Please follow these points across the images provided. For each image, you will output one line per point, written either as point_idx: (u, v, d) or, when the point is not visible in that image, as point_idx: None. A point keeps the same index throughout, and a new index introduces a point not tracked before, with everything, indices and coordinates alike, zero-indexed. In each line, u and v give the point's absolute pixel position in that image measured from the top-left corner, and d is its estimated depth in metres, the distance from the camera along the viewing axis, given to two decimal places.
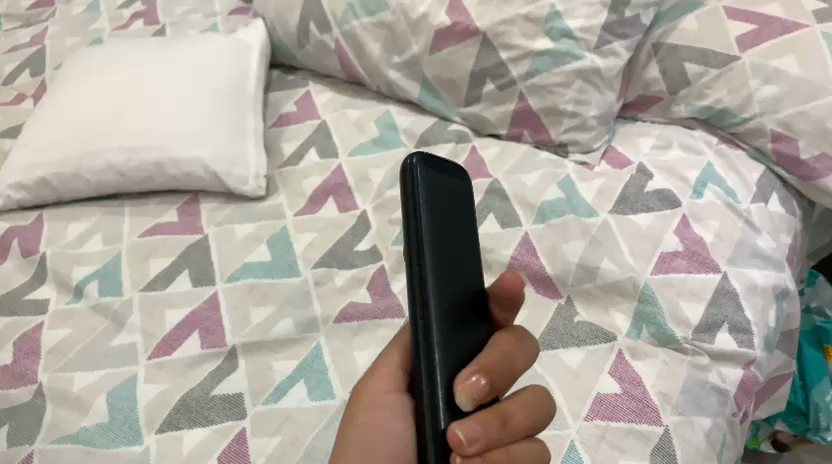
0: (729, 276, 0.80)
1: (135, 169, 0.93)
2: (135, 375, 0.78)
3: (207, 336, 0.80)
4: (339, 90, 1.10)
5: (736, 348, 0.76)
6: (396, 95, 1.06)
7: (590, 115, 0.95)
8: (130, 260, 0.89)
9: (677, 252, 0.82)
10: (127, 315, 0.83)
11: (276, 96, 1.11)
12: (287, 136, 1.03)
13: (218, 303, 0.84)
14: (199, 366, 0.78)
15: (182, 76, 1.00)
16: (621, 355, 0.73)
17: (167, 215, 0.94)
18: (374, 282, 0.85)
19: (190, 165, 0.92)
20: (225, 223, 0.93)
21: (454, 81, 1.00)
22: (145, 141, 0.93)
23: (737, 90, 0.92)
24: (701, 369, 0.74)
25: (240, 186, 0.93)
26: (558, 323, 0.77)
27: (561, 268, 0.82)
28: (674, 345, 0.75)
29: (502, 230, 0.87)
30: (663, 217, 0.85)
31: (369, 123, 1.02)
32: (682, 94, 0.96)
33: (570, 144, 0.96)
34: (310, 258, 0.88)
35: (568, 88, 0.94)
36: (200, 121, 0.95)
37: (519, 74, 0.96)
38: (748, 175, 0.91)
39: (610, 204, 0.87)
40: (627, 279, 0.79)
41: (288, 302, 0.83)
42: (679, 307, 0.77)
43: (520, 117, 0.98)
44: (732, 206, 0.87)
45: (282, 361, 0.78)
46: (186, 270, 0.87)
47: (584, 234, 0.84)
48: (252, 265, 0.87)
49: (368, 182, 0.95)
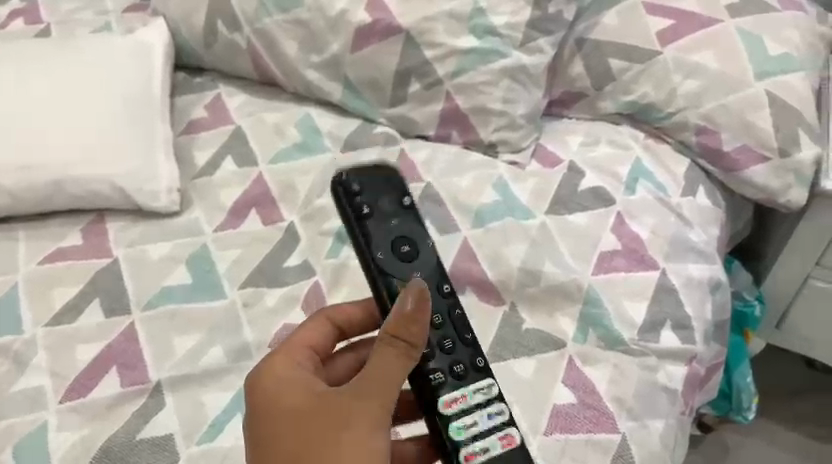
0: (667, 273, 0.81)
1: (28, 189, 0.83)
2: (45, 424, 0.68)
3: (127, 372, 0.72)
4: (253, 92, 1.03)
5: (679, 345, 0.77)
6: (315, 96, 0.99)
7: (518, 114, 0.93)
8: (30, 292, 0.79)
9: (616, 251, 0.81)
10: (31, 355, 0.73)
11: (183, 101, 1.02)
12: (199, 144, 0.95)
13: (136, 334, 0.75)
14: (120, 407, 0.70)
15: (77, 79, 0.89)
16: (572, 362, 0.72)
17: (70, 238, 0.84)
18: (308, 299, 0.79)
19: (95, 183, 0.84)
20: (138, 244, 0.84)
21: (377, 81, 0.95)
22: (39, 157, 0.84)
23: (661, 84, 0.92)
24: (651, 369, 0.74)
25: (150, 202, 0.85)
26: (506, 332, 0.75)
27: (505, 273, 0.79)
28: (622, 347, 0.74)
29: (439, 237, 0.83)
30: (599, 215, 0.85)
31: (289, 127, 0.96)
32: (609, 90, 0.95)
33: (500, 143, 0.94)
34: (237, 278, 0.81)
35: (494, 87, 0.92)
36: (102, 133, 0.86)
37: (445, 73, 0.92)
38: (676, 170, 0.92)
39: (546, 204, 0.86)
40: (571, 282, 0.78)
41: (216, 328, 0.76)
42: (623, 307, 0.77)
43: (448, 116, 0.94)
44: (665, 201, 0.87)
45: (214, 394, 0.71)
46: (97, 299, 0.78)
47: (526, 237, 0.81)
48: (172, 290, 0.79)
49: (295, 191, 0.89)
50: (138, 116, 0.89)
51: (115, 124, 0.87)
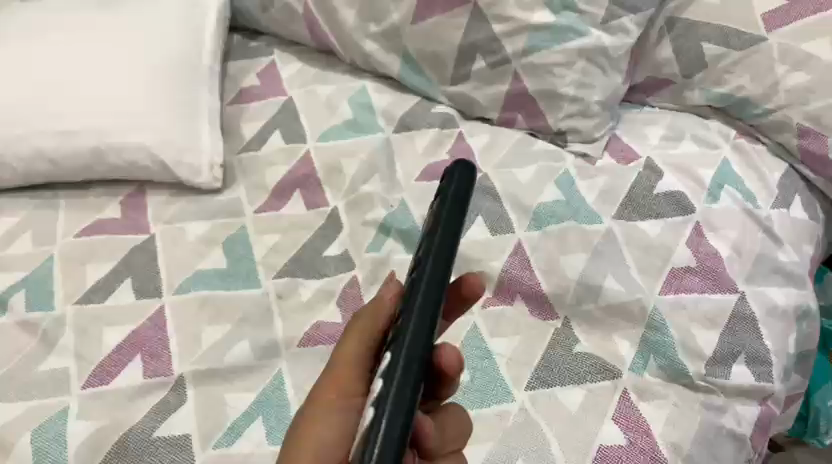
0: (747, 298, 0.71)
1: (69, 157, 0.80)
2: (66, 409, 0.66)
3: (151, 362, 0.69)
4: (308, 60, 0.97)
5: (753, 383, 0.68)
6: (371, 68, 0.92)
7: (593, 101, 0.83)
8: (64, 266, 0.76)
9: (690, 268, 0.72)
10: (59, 333, 0.71)
11: (236, 66, 0.97)
12: (248, 116, 0.90)
13: (165, 320, 0.72)
14: (141, 397, 0.67)
15: (123, 42, 0.85)
16: (626, 396, 0.65)
17: (109, 210, 0.82)
18: (345, 296, 0.74)
19: (133, 153, 0.80)
20: (176, 221, 0.80)
21: (438, 56, 0.87)
22: (78, 123, 0.80)
23: (761, 76, 0.81)
24: (717, 411, 0.65)
25: (192, 177, 0.81)
26: (555, 355, 0.68)
27: (559, 285, 0.71)
28: (686, 381, 0.66)
29: (492, 238, 0.75)
30: (674, 225, 0.75)
31: (341, 102, 0.90)
32: (697, 79, 0.84)
33: (569, 132, 0.85)
34: (273, 266, 0.76)
35: (568, 69, 0.83)
36: (143, 100, 0.82)
37: (514, 51, 0.83)
38: (769, 175, 0.81)
39: (616, 208, 0.77)
40: (635, 302, 0.69)
41: (246, 320, 0.72)
42: (691, 335, 0.68)
43: (514, 99, 0.86)
44: (752, 213, 0.76)
45: (237, 393, 0.67)
46: (129, 279, 0.75)
47: (587, 246, 0.73)
48: (205, 274, 0.75)
49: (341, 174, 0.83)
50: (181, 84, 0.84)
51: (156, 91, 0.83)
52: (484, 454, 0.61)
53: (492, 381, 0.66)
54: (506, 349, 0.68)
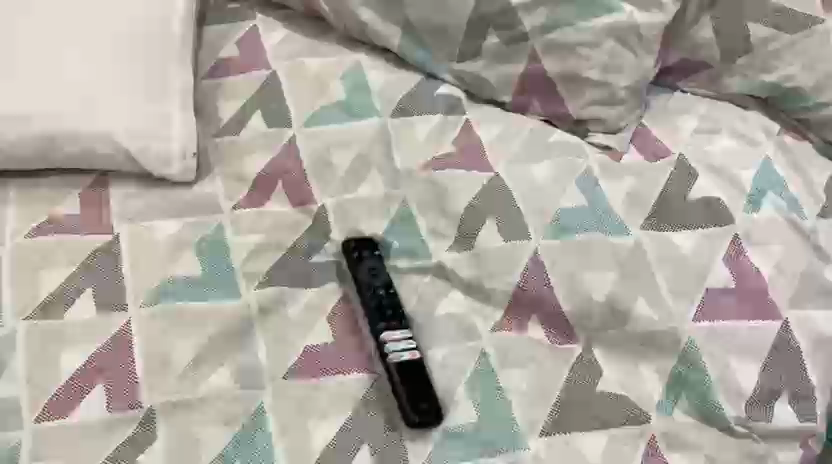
0: (790, 326, 0.63)
1: (16, 143, 0.69)
2: (16, 447, 0.58)
3: (115, 390, 0.60)
4: (295, 27, 0.85)
5: (796, 425, 0.60)
6: (367, 40, 0.81)
7: (619, 87, 0.73)
8: (13, 272, 0.66)
9: (726, 289, 0.64)
10: (7, 356, 0.62)
11: (211, 32, 0.85)
12: (225, 93, 0.79)
13: (129, 341, 0.63)
14: (103, 436, 0.58)
15: (85, 8, 0.74)
16: (655, 444, 0.58)
17: (67, 204, 0.71)
18: (336, 312, 0.66)
19: (94, 142, 0.70)
20: (143, 220, 0.70)
21: (445, 29, 0.76)
22: (31, 105, 0.69)
23: (814, 65, 0.71)
24: (757, 461, 0.58)
25: (162, 168, 0.71)
26: (575, 391, 0.60)
27: (580, 307, 0.63)
28: (725, 425, 0.59)
29: (504, 246, 0.67)
30: (709, 237, 0.66)
31: (332, 80, 0.79)
32: (739, 63, 0.74)
33: (591, 122, 0.75)
34: (254, 275, 0.67)
35: (594, 50, 0.72)
36: (108, 79, 0.71)
37: (533, 27, 0.73)
38: (815, 178, 0.72)
39: (644, 214, 0.68)
40: (666, 331, 0.62)
41: (223, 341, 0.63)
42: (729, 371, 0.61)
43: (530, 81, 0.75)
44: (797, 224, 0.68)
45: (213, 431, 0.58)
46: (89, 289, 0.65)
47: (612, 261, 0.65)
48: (175, 285, 0.66)
49: (331, 167, 0.74)
50: (150, 57, 0.73)
51: (123, 68, 0.72)
52: None
53: (505, 424, 0.59)
54: (519, 385, 0.61)
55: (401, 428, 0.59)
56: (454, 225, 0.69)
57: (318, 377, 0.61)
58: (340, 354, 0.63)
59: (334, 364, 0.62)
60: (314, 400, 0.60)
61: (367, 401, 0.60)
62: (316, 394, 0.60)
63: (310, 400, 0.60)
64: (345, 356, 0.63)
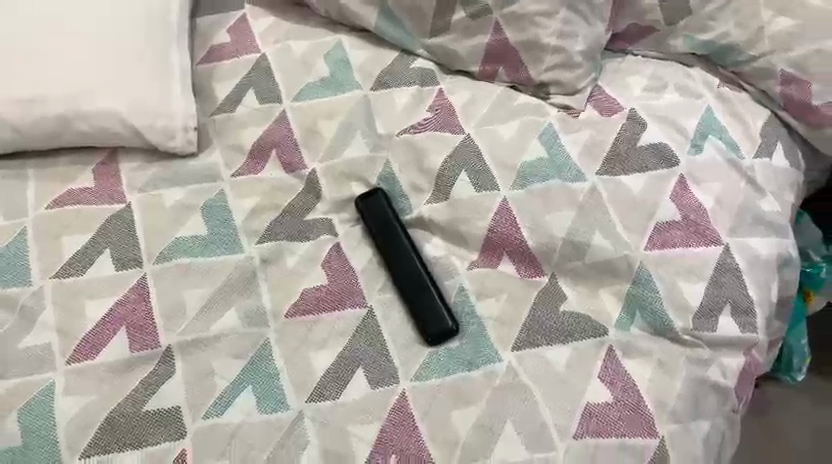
0: (730, 250, 0.72)
1: (34, 124, 0.77)
2: (52, 385, 0.64)
3: (136, 334, 0.67)
4: (281, 14, 0.93)
5: (737, 334, 0.69)
6: (347, 22, 0.89)
7: (575, 51, 0.81)
8: (38, 238, 0.73)
9: (673, 222, 0.72)
10: (38, 309, 0.69)
11: (204, 21, 0.93)
12: (219, 75, 0.87)
13: (147, 292, 0.70)
14: (129, 372, 0.66)
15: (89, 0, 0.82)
16: (612, 353, 0.66)
17: (81, 178, 0.79)
18: (330, 259, 0.74)
19: (106, 120, 0.78)
20: (151, 189, 0.78)
21: (417, 7, 0.84)
22: (47, 89, 0.77)
23: (747, 22, 0.80)
24: (700, 364, 0.67)
25: (166, 142, 0.79)
26: (541, 313, 0.69)
27: (546, 242, 0.71)
28: (671, 335, 0.68)
29: (476, 194, 0.74)
30: (658, 178, 0.74)
31: (317, 59, 0.87)
32: (680, 25, 0.82)
33: (551, 84, 0.82)
34: (254, 231, 0.75)
35: (551, 19, 0.80)
36: (115, 63, 0.79)
37: (495, 1, 0.81)
38: (752, 124, 0.80)
39: (600, 163, 0.76)
40: (620, 258, 0.70)
41: (229, 287, 0.71)
42: (677, 286, 0.69)
43: (495, 51, 0.83)
44: (736, 164, 0.76)
45: (224, 362, 0.66)
46: (107, 250, 0.73)
47: (572, 203, 0.73)
48: (185, 242, 0.73)
49: (318, 135, 0.81)
50: (151, 43, 0.81)
51: (127, 53, 0.79)
52: (473, 417, 0.63)
53: (483, 342, 0.68)
54: (492, 311, 0.70)
55: (389, 352, 0.67)
56: (431, 178, 0.76)
57: (318, 314, 0.69)
58: (336, 294, 0.71)
59: (329, 304, 0.70)
60: (314, 335, 0.68)
61: (360, 331, 0.69)
62: (315, 329, 0.68)
63: (311, 335, 0.68)
64: (341, 297, 0.71)
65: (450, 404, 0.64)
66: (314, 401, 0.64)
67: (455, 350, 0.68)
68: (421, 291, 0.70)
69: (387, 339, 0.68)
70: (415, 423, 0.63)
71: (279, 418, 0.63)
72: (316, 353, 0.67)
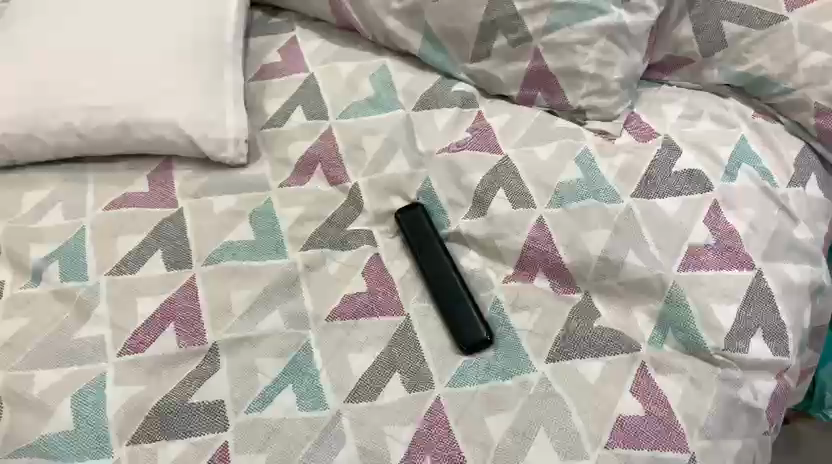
0: (763, 274, 0.72)
1: (97, 131, 0.82)
2: (104, 375, 0.69)
3: (184, 329, 0.71)
4: (330, 37, 0.97)
5: (770, 358, 0.70)
6: (392, 46, 0.93)
7: (613, 79, 0.83)
8: (96, 237, 0.78)
9: (707, 245, 0.73)
10: (94, 303, 0.73)
11: (257, 42, 0.98)
12: (269, 92, 0.92)
13: (196, 291, 0.74)
14: (175, 366, 0.69)
15: (152, 19, 0.87)
16: (644, 369, 0.68)
17: (137, 183, 0.83)
18: (370, 267, 0.76)
19: (162, 128, 0.82)
20: (202, 196, 0.82)
21: (460, 33, 0.87)
22: (110, 99, 0.82)
23: (781, 55, 0.81)
24: (733, 384, 0.68)
25: (217, 152, 0.82)
26: (574, 328, 0.71)
27: (581, 259, 0.73)
28: (704, 355, 0.69)
29: (513, 211, 0.77)
30: (693, 202, 0.76)
31: (362, 80, 0.90)
32: (716, 57, 0.85)
33: (588, 110, 0.84)
34: (299, 238, 0.78)
35: (589, 47, 0.82)
36: (173, 76, 0.83)
37: (535, 29, 0.83)
38: (786, 153, 0.82)
39: (634, 187, 0.77)
40: (654, 277, 0.71)
41: (273, 290, 0.74)
42: (710, 309, 0.70)
43: (533, 77, 0.86)
44: (770, 191, 0.78)
45: (267, 360, 0.70)
46: (159, 251, 0.77)
47: (607, 223, 0.75)
48: (233, 246, 0.77)
49: (362, 151, 0.84)
50: (207, 61, 0.85)
51: (186, 68, 0.84)
52: (507, 423, 0.65)
53: (517, 353, 0.70)
54: (526, 324, 0.72)
55: (425, 359, 0.70)
56: (470, 194, 0.79)
57: (357, 319, 0.72)
58: (375, 301, 0.73)
59: (367, 311, 0.73)
60: (352, 338, 0.71)
61: (397, 339, 0.71)
62: (353, 333, 0.71)
63: (349, 339, 0.71)
64: (380, 305, 0.73)
65: (484, 411, 0.66)
66: (353, 401, 0.67)
67: (490, 361, 0.69)
68: (457, 302, 0.72)
69: (423, 347, 0.70)
70: (449, 426, 0.65)
71: (318, 416, 0.66)
72: (354, 356, 0.70)
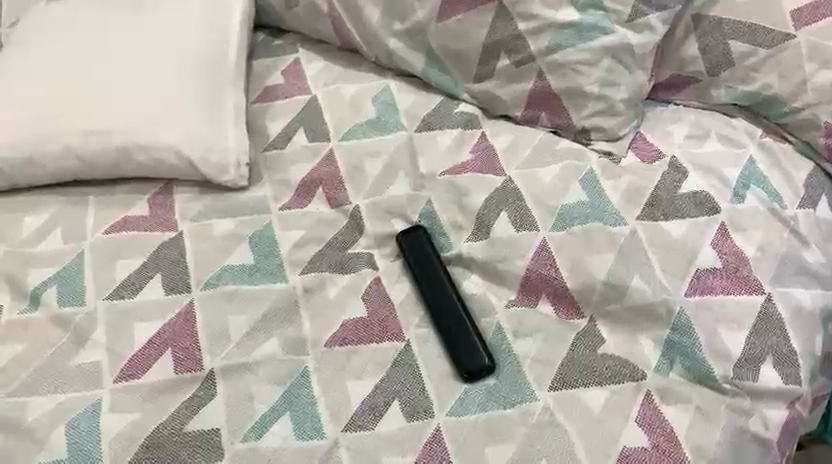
0: (773, 298, 0.71)
1: (98, 154, 0.82)
2: (99, 401, 0.68)
3: (181, 355, 0.70)
4: (333, 58, 0.97)
5: (781, 385, 0.68)
6: (395, 66, 0.92)
7: (617, 98, 0.82)
8: (94, 261, 0.77)
9: (715, 269, 0.71)
10: (90, 328, 0.72)
11: (260, 64, 0.98)
12: (271, 114, 0.91)
13: (194, 316, 0.73)
14: (170, 392, 0.68)
15: (155, 42, 0.87)
16: (649, 398, 0.66)
17: (137, 206, 0.83)
18: (369, 291, 0.75)
19: (162, 151, 0.82)
20: (203, 218, 0.81)
21: (463, 54, 0.86)
22: (111, 122, 0.82)
23: (789, 74, 0.80)
24: (742, 413, 0.66)
25: (218, 175, 0.82)
26: (578, 354, 0.69)
27: (584, 284, 0.72)
28: (711, 383, 0.67)
29: (516, 234, 0.75)
30: (699, 225, 0.74)
31: (365, 101, 0.90)
32: (723, 77, 0.83)
33: (593, 130, 0.83)
34: (298, 262, 0.77)
35: (593, 67, 0.81)
36: (174, 99, 0.83)
37: (538, 49, 0.82)
38: (795, 174, 0.81)
39: (639, 209, 0.76)
40: (660, 303, 0.70)
41: (272, 315, 0.73)
42: (717, 336, 0.68)
43: (537, 97, 0.84)
44: (778, 213, 0.76)
45: (263, 387, 0.68)
46: (157, 274, 0.76)
47: (612, 246, 0.73)
48: (232, 271, 0.76)
49: (363, 173, 0.83)
50: (209, 82, 0.85)
51: (187, 90, 0.84)
52: (507, 455, 0.63)
53: (518, 382, 0.68)
54: (528, 350, 0.70)
55: (425, 387, 0.68)
56: (472, 217, 0.78)
57: (355, 345, 0.71)
58: (375, 326, 0.72)
59: (366, 336, 0.72)
60: (351, 364, 0.70)
61: (397, 364, 0.70)
62: (352, 359, 0.70)
63: (348, 365, 0.70)
64: (379, 330, 0.72)
65: (484, 441, 0.64)
66: (349, 430, 0.66)
67: (492, 387, 0.68)
68: (458, 327, 0.70)
69: (423, 374, 0.69)
70: (447, 457, 0.64)
71: (314, 446, 0.65)
72: (352, 383, 0.69)
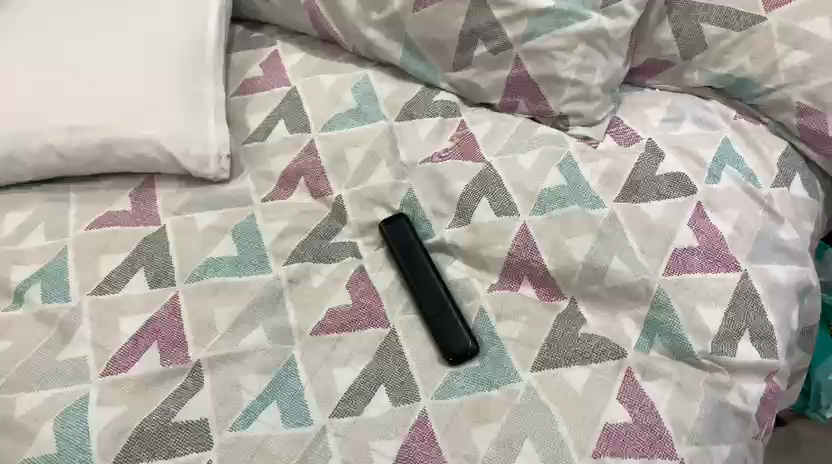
0: (750, 276, 0.72)
1: (79, 150, 0.82)
2: (87, 396, 0.68)
3: (167, 348, 0.71)
4: (312, 49, 0.97)
5: (758, 360, 0.69)
6: (374, 56, 0.93)
7: (594, 84, 0.83)
8: (77, 258, 0.77)
9: (692, 248, 0.73)
10: (75, 324, 0.72)
11: (239, 57, 0.98)
12: (252, 106, 0.91)
13: (179, 309, 0.73)
14: (158, 385, 0.69)
15: (133, 37, 0.87)
16: (630, 375, 0.68)
17: (120, 202, 0.83)
18: (354, 281, 0.76)
19: (144, 146, 0.82)
20: (185, 212, 0.81)
21: (441, 43, 0.87)
22: (91, 117, 0.82)
23: (761, 56, 0.81)
24: (721, 388, 0.68)
25: (200, 169, 0.82)
26: (561, 334, 0.70)
27: (565, 266, 0.73)
28: (691, 359, 0.69)
29: (497, 219, 0.77)
30: (676, 205, 0.75)
31: (345, 92, 0.90)
32: (697, 60, 0.84)
33: (571, 116, 0.84)
34: (282, 253, 0.78)
35: (569, 53, 0.82)
36: (154, 94, 0.83)
37: (515, 36, 0.83)
38: (770, 154, 0.82)
39: (618, 191, 0.77)
40: (639, 283, 0.71)
41: (257, 306, 0.74)
42: (696, 314, 0.70)
43: (515, 84, 0.85)
44: (753, 193, 0.78)
45: (251, 377, 0.69)
46: (141, 269, 0.76)
47: (591, 228, 0.74)
48: (216, 263, 0.77)
49: (345, 163, 0.84)
50: (187, 75, 0.85)
51: (167, 85, 0.84)
52: (492, 435, 0.64)
53: (502, 365, 0.69)
54: (512, 333, 0.71)
55: (411, 372, 0.69)
56: (453, 204, 0.79)
57: (342, 333, 0.72)
58: (359, 314, 0.73)
59: (352, 325, 0.72)
60: (337, 352, 0.70)
61: (382, 350, 0.70)
62: (338, 347, 0.71)
63: (334, 353, 0.70)
64: (364, 317, 0.73)
65: (470, 423, 0.65)
66: (337, 416, 0.67)
67: (476, 370, 0.69)
68: (441, 313, 0.71)
69: (409, 358, 0.70)
70: (435, 439, 0.65)
71: (302, 433, 0.66)
72: (339, 370, 0.69)
